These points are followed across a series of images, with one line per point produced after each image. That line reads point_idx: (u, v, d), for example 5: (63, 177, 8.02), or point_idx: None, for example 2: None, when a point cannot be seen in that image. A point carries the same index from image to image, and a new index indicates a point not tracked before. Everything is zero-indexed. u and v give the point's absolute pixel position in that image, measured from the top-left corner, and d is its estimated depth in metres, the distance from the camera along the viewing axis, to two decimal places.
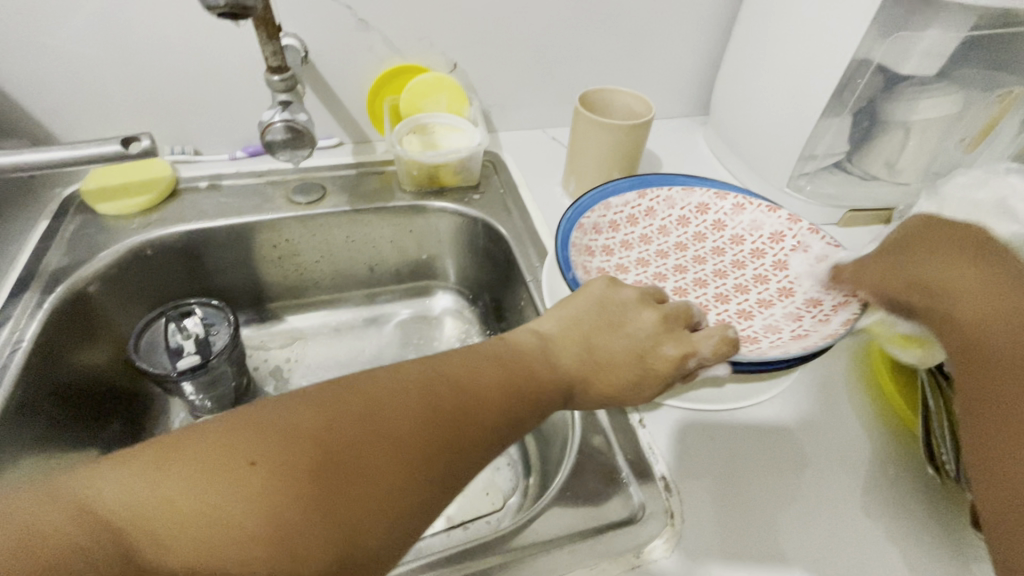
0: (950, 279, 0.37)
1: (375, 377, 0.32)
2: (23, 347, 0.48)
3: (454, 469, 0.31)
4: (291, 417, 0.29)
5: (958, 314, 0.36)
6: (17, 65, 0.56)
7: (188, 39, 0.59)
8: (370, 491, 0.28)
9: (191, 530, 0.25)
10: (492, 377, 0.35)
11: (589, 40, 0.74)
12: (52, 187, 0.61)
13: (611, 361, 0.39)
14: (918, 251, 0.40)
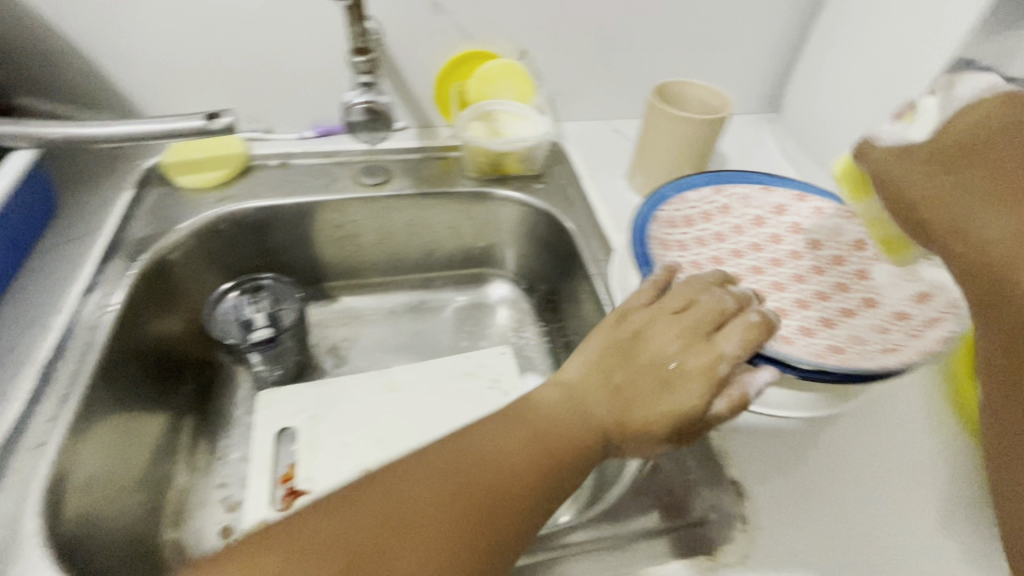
0: (959, 186, 0.30)
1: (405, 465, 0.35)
2: (113, 311, 0.50)
3: (494, 540, 0.33)
4: (361, 505, 0.32)
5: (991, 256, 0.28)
6: (108, 38, 0.58)
7: (269, 17, 0.59)
8: (444, 563, 0.31)
9: None
10: (522, 453, 0.36)
11: (662, 31, 0.72)
12: (134, 158, 0.63)
13: (637, 392, 0.40)
14: (941, 156, 0.32)
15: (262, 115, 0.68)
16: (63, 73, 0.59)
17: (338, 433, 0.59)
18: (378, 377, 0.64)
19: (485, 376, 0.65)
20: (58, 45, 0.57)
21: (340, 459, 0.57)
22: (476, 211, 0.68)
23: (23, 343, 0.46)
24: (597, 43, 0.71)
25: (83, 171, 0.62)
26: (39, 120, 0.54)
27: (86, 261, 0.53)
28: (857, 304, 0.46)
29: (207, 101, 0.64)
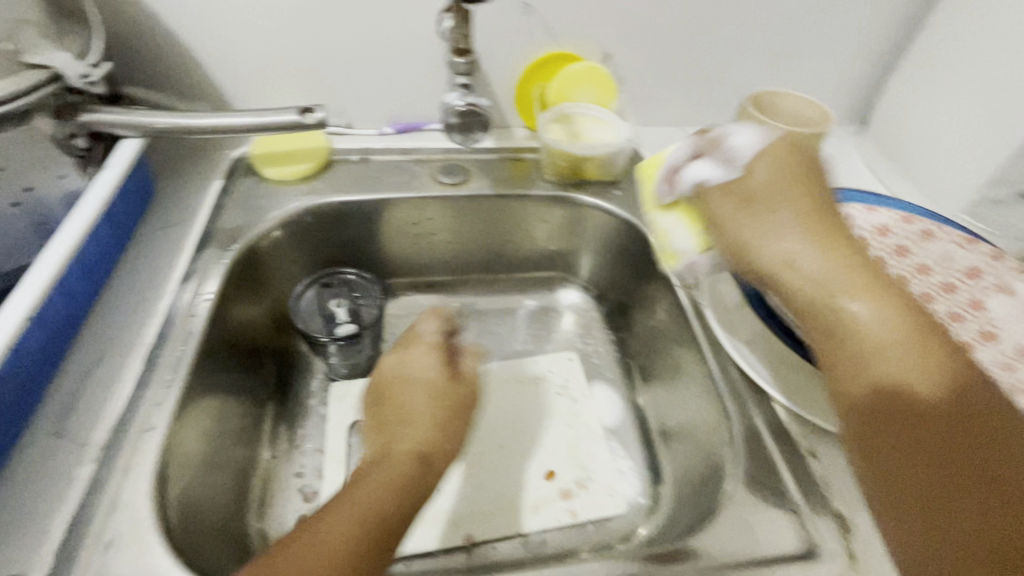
0: (810, 263, 0.40)
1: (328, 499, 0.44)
2: (210, 301, 0.50)
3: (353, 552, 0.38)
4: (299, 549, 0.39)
5: (817, 313, 0.38)
6: (208, 30, 0.59)
7: (364, 13, 0.60)
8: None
9: None
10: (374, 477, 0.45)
11: (751, 37, 0.69)
12: (222, 148, 0.65)
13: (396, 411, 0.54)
14: (766, 219, 0.43)
15: (344, 110, 0.68)
16: (163, 62, 0.61)
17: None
18: (449, 376, 0.64)
19: (553, 383, 0.65)
20: (161, 35, 0.58)
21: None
22: (552, 215, 0.68)
23: (128, 327, 0.47)
24: (684, 48, 0.69)
25: (173, 159, 0.64)
26: (143, 108, 0.55)
27: (182, 250, 0.54)
28: (974, 337, 0.45)
29: (295, 95, 0.65)
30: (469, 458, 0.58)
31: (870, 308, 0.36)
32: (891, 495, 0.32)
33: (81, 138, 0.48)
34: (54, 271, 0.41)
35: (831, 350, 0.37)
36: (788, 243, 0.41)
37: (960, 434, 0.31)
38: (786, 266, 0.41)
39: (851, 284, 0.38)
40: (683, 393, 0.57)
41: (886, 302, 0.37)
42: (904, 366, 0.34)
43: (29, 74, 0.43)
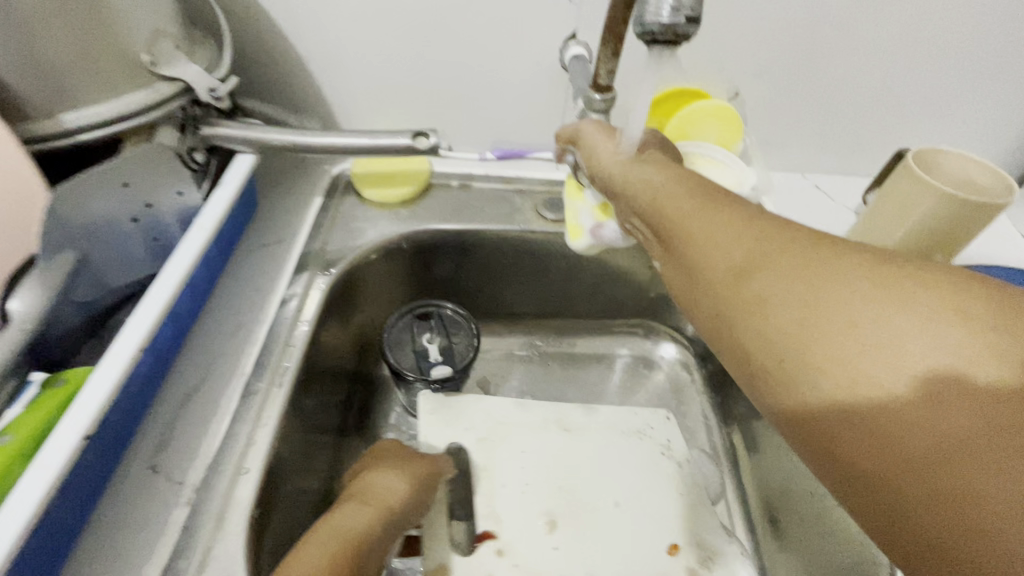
0: (719, 230, 0.29)
1: None
2: (306, 328, 0.48)
3: None
4: None
5: (703, 291, 0.29)
6: (327, 45, 0.57)
7: (486, 35, 0.57)
8: None
9: None
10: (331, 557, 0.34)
11: (902, 80, 0.62)
12: (323, 164, 0.63)
13: (365, 483, 0.43)
14: (684, 206, 0.31)
15: (448, 132, 0.66)
16: (277, 75, 0.59)
17: (519, 468, 0.52)
18: (551, 411, 0.57)
19: (655, 441, 0.55)
20: (279, 48, 0.57)
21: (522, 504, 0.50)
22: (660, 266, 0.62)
23: (226, 353, 0.45)
24: (822, 88, 0.62)
25: (276, 173, 0.62)
26: (258, 122, 0.53)
27: (281, 270, 0.52)
28: None
29: (401, 114, 0.63)
30: (581, 513, 0.50)
31: (754, 248, 0.27)
32: (861, 503, 0.23)
33: (199, 153, 0.47)
34: (171, 295, 0.39)
35: (731, 333, 0.28)
36: (692, 222, 0.30)
37: (955, 412, 0.20)
38: (685, 242, 0.30)
39: (740, 244, 0.28)
40: (809, 481, 0.50)
41: (749, 246, 0.27)
42: (860, 345, 0.23)
43: (160, 87, 0.42)
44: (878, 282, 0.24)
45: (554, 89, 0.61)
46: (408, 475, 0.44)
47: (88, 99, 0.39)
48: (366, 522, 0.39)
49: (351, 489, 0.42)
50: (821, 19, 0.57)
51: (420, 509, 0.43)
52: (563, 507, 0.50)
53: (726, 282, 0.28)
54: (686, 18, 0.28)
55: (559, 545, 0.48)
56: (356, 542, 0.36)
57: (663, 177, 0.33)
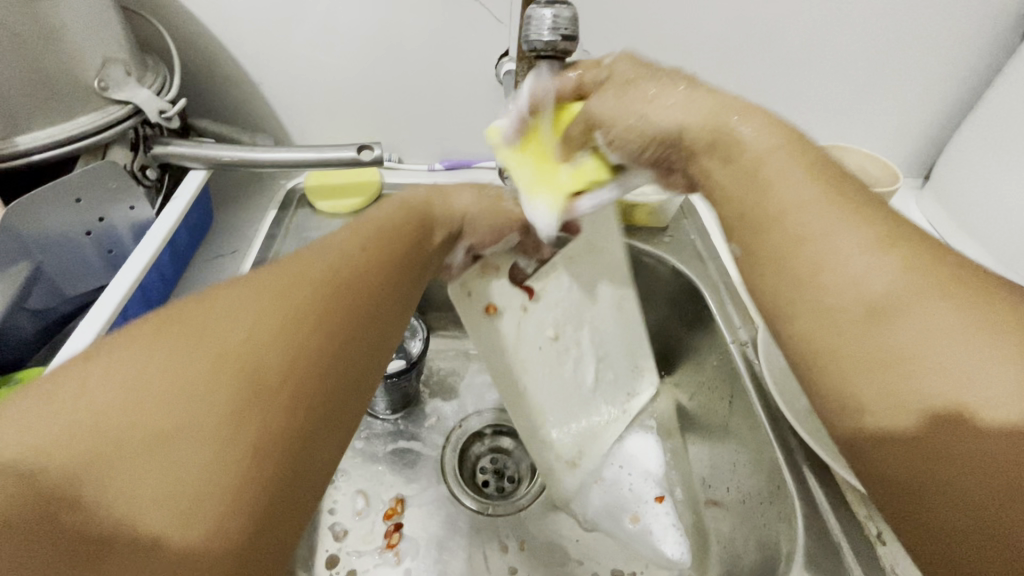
0: (878, 263, 0.26)
1: (311, 262, 0.33)
2: None
3: (341, 349, 0.31)
4: (257, 299, 0.29)
5: (824, 295, 0.27)
6: (276, 66, 0.61)
7: (425, 54, 0.61)
8: (309, 382, 0.28)
9: (173, 367, 0.25)
10: (373, 265, 0.35)
11: (813, 87, 0.66)
12: (278, 179, 0.66)
13: (450, 197, 0.46)
14: (832, 207, 0.28)
15: (397, 145, 0.70)
16: (230, 96, 0.63)
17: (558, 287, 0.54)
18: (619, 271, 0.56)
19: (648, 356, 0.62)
20: (230, 71, 0.61)
21: (538, 321, 0.54)
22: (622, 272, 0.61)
23: None
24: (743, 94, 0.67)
25: (233, 189, 0.66)
26: (211, 141, 0.57)
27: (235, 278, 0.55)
28: None
29: (350, 129, 0.67)
30: (582, 349, 0.57)
31: (884, 290, 0.26)
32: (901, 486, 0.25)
33: (152, 170, 0.50)
34: (120, 301, 0.42)
35: (855, 338, 0.26)
36: (810, 230, 0.28)
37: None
38: (822, 274, 0.28)
39: (888, 262, 0.26)
40: (731, 453, 0.54)
41: (890, 264, 0.26)
42: (935, 374, 0.24)
43: (111, 109, 0.45)
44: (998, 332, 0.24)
45: (492, 102, 0.66)
46: (485, 198, 0.48)
47: (41, 122, 0.42)
48: (425, 211, 0.43)
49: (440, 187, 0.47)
50: (733, 35, 0.61)
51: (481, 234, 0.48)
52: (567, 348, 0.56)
53: (855, 302, 0.26)
54: (564, 36, 0.33)
55: (544, 357, 0.55)
56: (383, 258, 0.36)
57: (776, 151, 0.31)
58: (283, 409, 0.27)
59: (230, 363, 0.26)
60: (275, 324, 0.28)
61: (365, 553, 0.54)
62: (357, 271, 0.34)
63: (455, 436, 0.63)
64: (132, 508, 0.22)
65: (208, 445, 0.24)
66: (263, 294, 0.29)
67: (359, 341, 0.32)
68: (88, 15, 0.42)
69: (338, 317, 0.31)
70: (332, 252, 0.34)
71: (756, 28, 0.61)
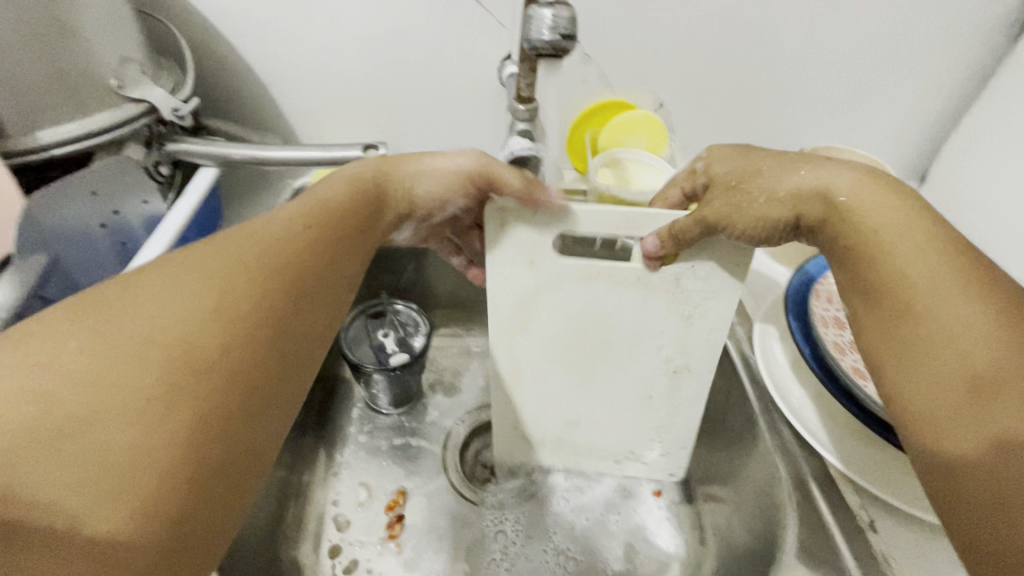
0: (957, 308, 0.32)
1: (233, 242, 0.34)
2: None
3: (269, 329, 0.33)
4: (177, 284, 0.30)
5: (913, 319, 0.34)
6: (283, 68, 0.63)
7: (428, 56, 0.63)
8: (236, 361, 0.30)
9: (94, 351, 0.27)
10: (301, 237, 0.36)
11: (810, 89, 0.68)
12: (285, 178, 0.68)
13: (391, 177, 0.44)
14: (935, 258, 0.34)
15: (402, 146, 0.71)
16: (239, 97, 0.65)
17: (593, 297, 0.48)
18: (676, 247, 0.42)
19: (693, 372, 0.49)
20: (240, 73, 0.63)
21: (557, 318, 0.49)
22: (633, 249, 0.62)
23: None
24: (739, 97, 0.68)
25: (241, 188, 0.67)
26: (221, 139, 0.58)
27: None
28: None
29: (356, 130, 0.69)
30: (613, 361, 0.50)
31: (963, 328, 0.32)
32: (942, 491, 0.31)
33: (164, 167, 0.52)
34: None
35: (929, 355, 0.33)
36: (906, 265, 0.35)
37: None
38: (909, 307, 0.34)
39: (966, 304, 0.32)
40: (727, 445, 0.54)
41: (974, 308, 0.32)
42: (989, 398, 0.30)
43: (127, 107, 0.47)
44: None
45: (495, 104, 0.67)
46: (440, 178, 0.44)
47: (59, 119, 0.43)
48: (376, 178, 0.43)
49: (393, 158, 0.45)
50: (730, 38, 0.63)
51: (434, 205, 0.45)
52: (594, 360, 0.50)
53: (953, 327, 0.32)
54: (562, 35, 0.34)
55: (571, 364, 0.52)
56: (311, 237, 0.37)
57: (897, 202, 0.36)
58: (213, 384, 0.29)
59: (153, 349, 0.28)
60: (191, 314, 0.30)
61: (367, 543, 0.55)
62: (272, 253, 0.34)
63: (454, 435, 0.64)
64: (58, 486, 0.24)
65: (126, 422, 0.26)
66: (181, 281, 0.31)
67: (284, 327, 0.34)
68: (106, 14, 0.44)
69: (265, 297, 0.33)
70: (262, 231, 0.35)
71: (750, 31, 0.62)
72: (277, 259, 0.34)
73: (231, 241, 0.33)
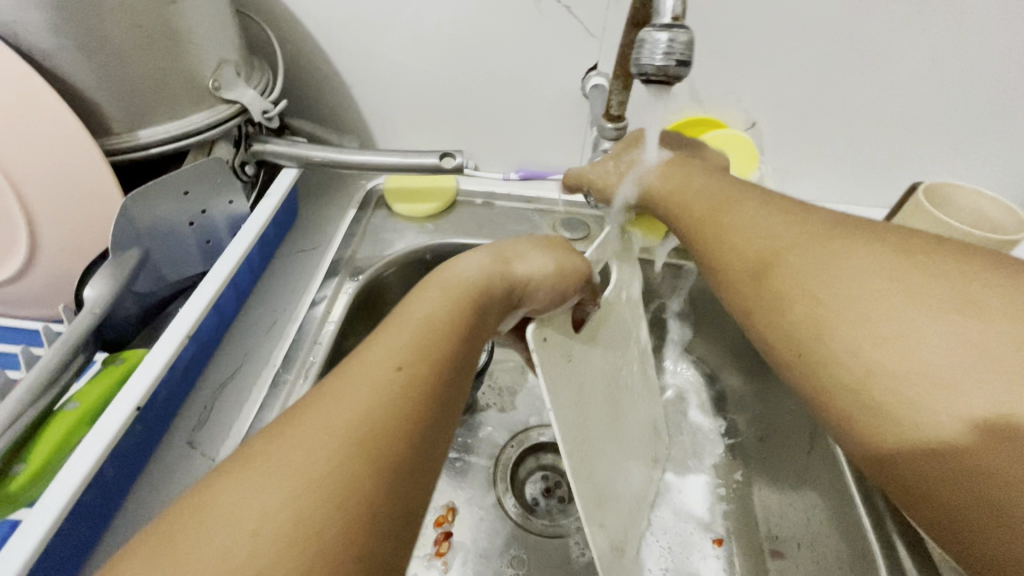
0: (751, 225, 0.37)
1: (365, 363, 0.27)
2: (330, 327, 0.52)
3: (426, 451, 0.26)
4: (318, 423, 0.24)
5: (752, 271, 0.36)
6: (367, 70, 0.62)
7: (510, 64, 0.61)
8: (397, 505, 0.23)
9: (237, 549, 0.20)
10: (434, 336, 0.30)
11: (927, 115, 0.61)
12: (359, 179, 0.68)
13: (482, 259, 0.37)
14: (719, 213, 0.40)
15: (474, 153, 0.70)
16: (320, 97, 0.65)
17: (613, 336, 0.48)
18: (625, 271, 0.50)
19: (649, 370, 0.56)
20: (325, 73, 0.63)
21: (604, 376, 0.47)
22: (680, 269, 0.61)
23: (263, 345, 0.49)
24: (842, 122, 0.62)
25: (318, 186, 0.68)
26: (304, 140, 0.59)
27: (315, 274, 0.57)
28: None
29: (430, 134, 0.68)
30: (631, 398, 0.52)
31: (754, 245, 0.36)
32: None
33: (249, 166, 0.53)
34: (214, 293, 0.45)
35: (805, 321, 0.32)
36: (730, 228, 0.38)
37: (1012, 450, 0.24)
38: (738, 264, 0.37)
39: (774, 238, 0.36)
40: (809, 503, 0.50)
41: (783, 246, 0.35)
42: (866, 334, 0.29)
43: (221, 108, 0.48)
44: (891, 272, 0.30)
45: (576, 115, 0.64)
46: (547, 265, 0.39)
47: (159, 118, 0.44)
48: (492, 263, 0.37)
49: (499, 245, 0.39)
50: (839, 57, 0.57)
51: (557, 292, 0.39)
52: (619, 401, 0.49)
53: (777, 265, 0.34)
54: (677, 61, 0.32)
55: (613, 419, 0.48)
56: (441, 331, 0.31)
57: (788, 211, 0.37)
58: (377, 543, 0.22)
59: (306, 520, 0.21)
60: (346, 459, 0.23)
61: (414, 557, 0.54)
62: (414, 361, 0.28)
63: (504, 456, 0.62)
64: None
65: None
66: (322, 421, 0.24)
67: (437, 446, 0.27)
68: (209, 17, 0.44)
69: (414, 413, 0.26)
70: (394, 340, 0.29)
71: (865, 50, 0.56)
72: (419, 384, 0.27)
73: (363, 365, 0.27)
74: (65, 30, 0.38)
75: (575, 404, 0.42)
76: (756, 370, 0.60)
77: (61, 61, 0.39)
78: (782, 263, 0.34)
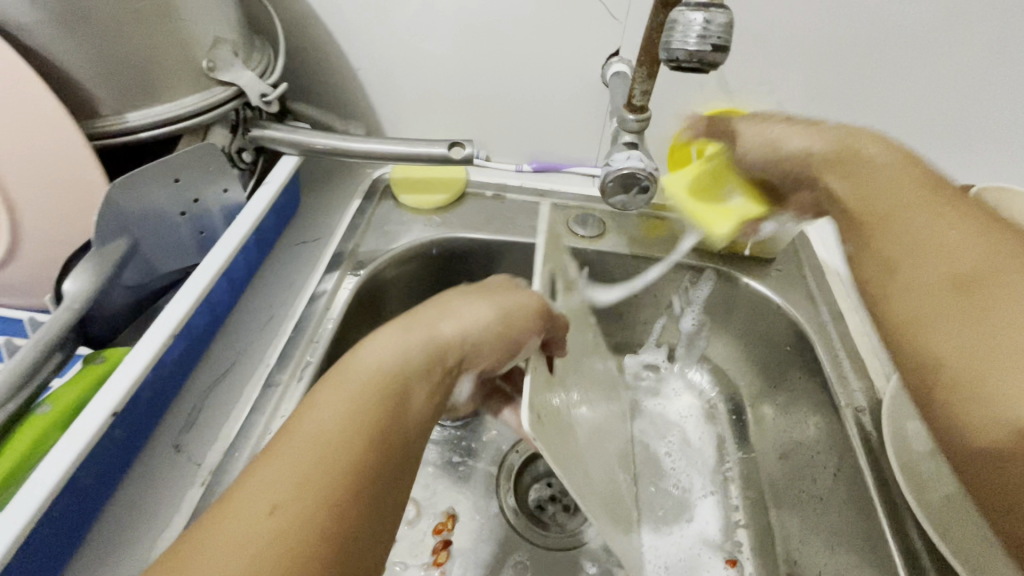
0: (921, 229, 0.33)
1: (280, 458, 0.26)
2: (330, 325, 0.49)
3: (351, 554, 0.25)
4: (228, 540, 0.23)
5: (914, 276, 0.33)
6: (375, 52, 0.59)
7: (526, 48, 0.57)
8: None
9: None
10: (360, 418, 0.28)
11: (980, 112, 0.56)
12: (366, 168, 0.65)
13: (408, 325, 0.34)
14: (894, 207, 0.35)
15: (486, 143, 0.66)
16: (326, 81, 0.62)
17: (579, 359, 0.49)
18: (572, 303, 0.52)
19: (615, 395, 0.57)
20: (331, 55, 0.60)
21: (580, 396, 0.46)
22: (699, 274, 0.59)
23: (256, 342, 0.47)
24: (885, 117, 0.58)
25: (322, 175, 0.65)
26: (307, 126, 0.56)
27: (315, 267, 0.54)
28: None
29: (440, 122, 0.65)
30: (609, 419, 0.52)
31: (931, 257, 0.32)
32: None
33: (247, 153, 0.50)
34: (204, 288, 0.42)
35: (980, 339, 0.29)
36: (906, 234, 0.34)
37: None
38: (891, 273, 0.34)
39: (960, 252, 0.32)
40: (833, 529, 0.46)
41: (964, 262, 0.31)
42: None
43: (216, 90, 0.45)
44: None
45: (595, 105, 0.60)
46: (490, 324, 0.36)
47: (149, 100, 0.42)
48: (423, 328, 0.34)
49: (422, 310, 0.36)
50: (886, 46, 0.52)
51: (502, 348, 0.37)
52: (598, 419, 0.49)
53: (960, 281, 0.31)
54: (714, 46, 0.28)
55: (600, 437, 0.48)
56: (367, 411, 0.28)
57: (965, 227, 0.33)
58: None
59: None
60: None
61: (410, 566, 0.52)
62: (336, 453, 0.26)
63: (508, 461, 0.60)
64: None
65: None
66: (231, 537, 0.23)
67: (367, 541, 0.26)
68: None
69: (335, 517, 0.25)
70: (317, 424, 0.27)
71: (916, 39, 0.51)
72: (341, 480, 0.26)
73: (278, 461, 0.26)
74: (43, 1, 0.35)
75: (571, 453, 0.40)
76: (779, 382, 0.56)
77: (42, 38, 0.37)
78: (977, 284, 0.30)
